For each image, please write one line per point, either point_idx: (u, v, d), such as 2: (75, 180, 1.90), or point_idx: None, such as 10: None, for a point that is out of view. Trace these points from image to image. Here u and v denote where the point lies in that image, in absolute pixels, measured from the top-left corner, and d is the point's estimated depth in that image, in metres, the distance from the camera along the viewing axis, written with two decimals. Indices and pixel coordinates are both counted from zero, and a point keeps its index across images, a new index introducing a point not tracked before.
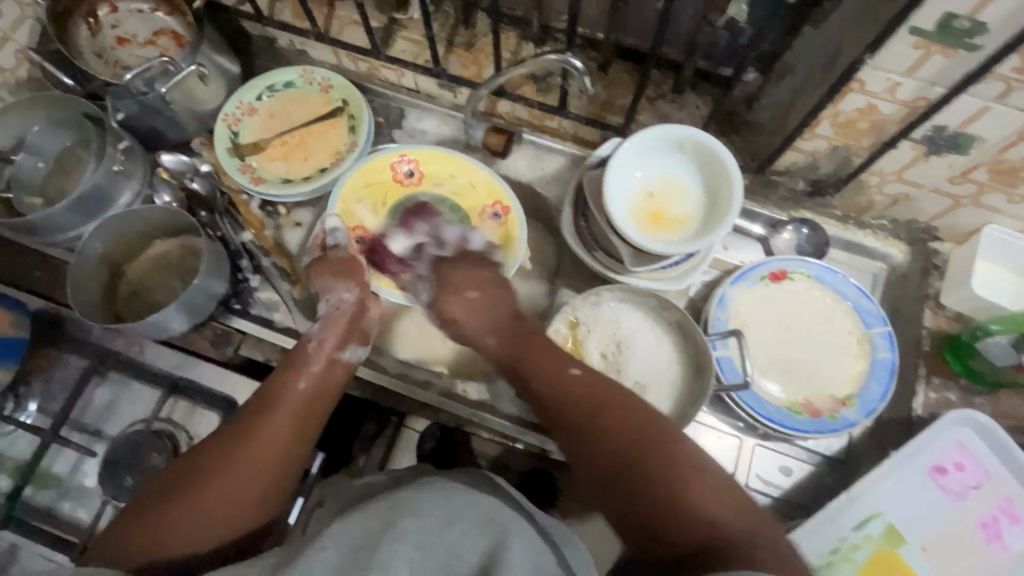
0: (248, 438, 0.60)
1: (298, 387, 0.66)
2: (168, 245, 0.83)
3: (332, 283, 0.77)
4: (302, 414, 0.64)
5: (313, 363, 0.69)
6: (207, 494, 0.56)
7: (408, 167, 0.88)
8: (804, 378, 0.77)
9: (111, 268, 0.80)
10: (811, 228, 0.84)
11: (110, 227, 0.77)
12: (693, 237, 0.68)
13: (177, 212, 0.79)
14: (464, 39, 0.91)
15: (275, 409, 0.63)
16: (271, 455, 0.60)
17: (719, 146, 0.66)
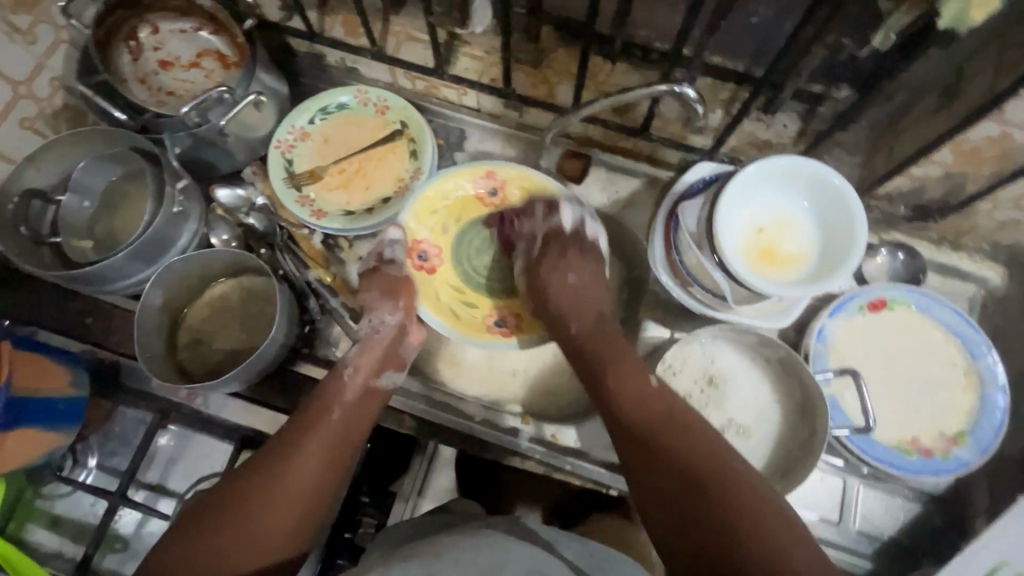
0: (281, 462, 0.57)
1: (332, 414, 0.63)
2: (229, 288, 0.79)
3: (377, 300, 0.73)
4: (337, 438, 0.61)
5: (346, 390, 0.66)
6: (242, 522, 0.53)
7: (493, 185, 0.80)
8: (912, 415, 0.74)
9: (171, 314, 0.76)
10: (907, 252, 0.80)
11: (172, 274, 0.72)
12: (810, 277, 0.64)
13: (242, 253, 0.75)
14: (530, 55, 0.83)
15: (313, 433, 0.60)
16: (310, 482, 0.57)
17: (841, 180, 0.62)
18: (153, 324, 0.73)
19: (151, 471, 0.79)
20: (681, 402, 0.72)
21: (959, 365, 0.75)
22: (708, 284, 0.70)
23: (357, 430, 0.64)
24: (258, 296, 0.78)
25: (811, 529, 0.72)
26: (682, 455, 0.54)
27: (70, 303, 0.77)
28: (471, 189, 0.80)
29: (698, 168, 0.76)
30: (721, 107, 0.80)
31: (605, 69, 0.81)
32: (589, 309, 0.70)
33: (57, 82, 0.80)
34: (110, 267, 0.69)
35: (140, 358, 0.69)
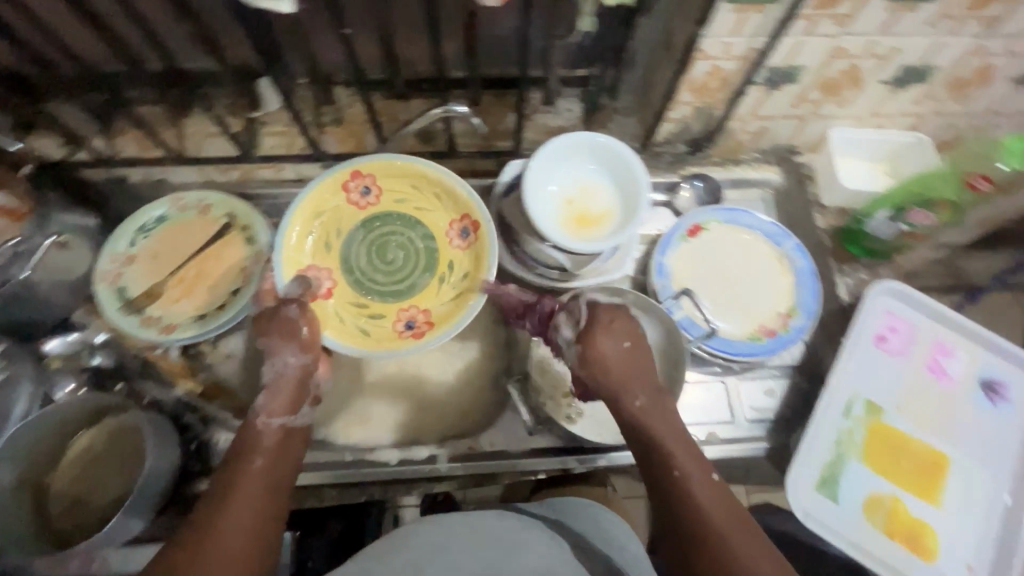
0: (205, 530, 0.50)
1: (255, 463, 0.55)
2: (90, 437, 0.74)
3: (280, 343, 0.64)
4: (267, 498, 0.54)
5: (265, 439, 0.58)
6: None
7: (364, 184, 0.78)
8: (753, 308, 0.85)
9: (32, 489, 0.70)
10: (703, 180, 0.94)
11: (17, 447, 0.66)
12: (620, 226, 0.73)
13: (94, 398, 0.70)
14: (332, 116, 0.89)
15: (241, 488, 0.53)
16: (245, 536, 0.51)
17: (611, 139, 0.72)
18: (13, 508, 0.67)
19: None
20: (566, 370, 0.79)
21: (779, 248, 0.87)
22: (549, 261, 0.78)
23: (285, 477, 0.57)
24: (127, 434, 0.74)
25: (714, 434, 0.82)
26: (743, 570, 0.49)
27: None
28: (343, 197, 0.78)
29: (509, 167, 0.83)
30: (511, 110, 0.89)
31: (400, 108, 0.87)
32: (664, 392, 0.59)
33: None
34: None
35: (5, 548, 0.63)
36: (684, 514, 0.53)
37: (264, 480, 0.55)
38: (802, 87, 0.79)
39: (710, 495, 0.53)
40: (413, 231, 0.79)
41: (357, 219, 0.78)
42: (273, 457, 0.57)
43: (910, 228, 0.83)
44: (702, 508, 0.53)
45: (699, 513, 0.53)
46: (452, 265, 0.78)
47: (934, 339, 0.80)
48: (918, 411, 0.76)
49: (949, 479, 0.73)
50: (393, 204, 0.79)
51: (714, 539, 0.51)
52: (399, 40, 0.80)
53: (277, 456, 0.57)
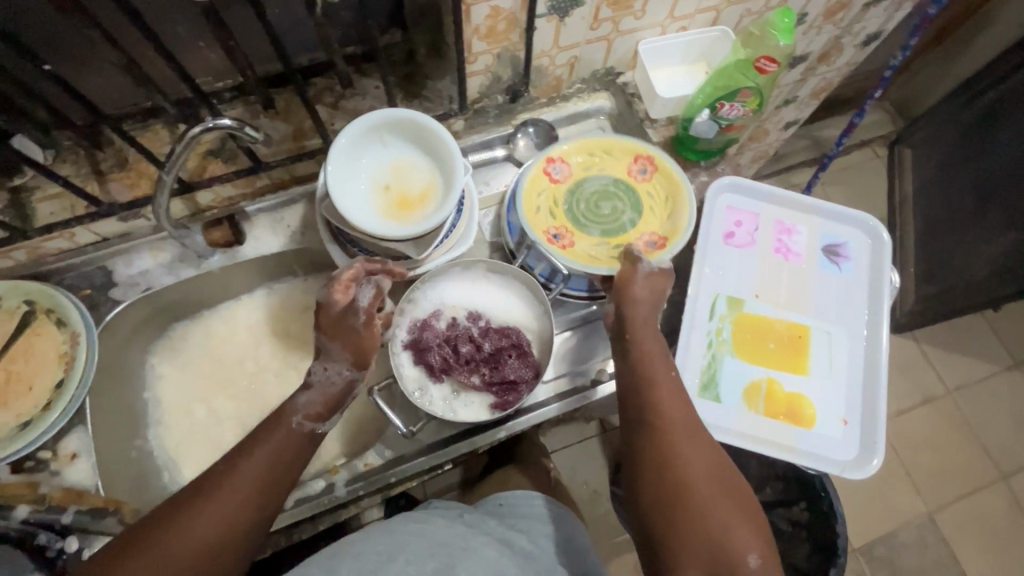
0: (205, 493, 0.54)
1: (260, 452, 0.58)
2: None
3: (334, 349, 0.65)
4: (264, 488, 0.56)
5: (282, 436, 0.60)
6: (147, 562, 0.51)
7: (560, 164, 0.84)
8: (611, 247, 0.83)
9: None
10: (535, 124, 0.91)
11: None
12: (444, 199, 0.69)
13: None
14: (111, 160, 0.78)
15: (240, 473, 0.56)
16: (224, 519, 0.53)
17: (408, 113, 0.68)
18: None
19: None
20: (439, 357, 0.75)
21: (673, 184, 0.82)
22: (388, 252, 0.74)
23: (284, 476, 0.59)
24: None
25: (604, 371, 0.81)
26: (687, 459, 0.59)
27: None
28: (413, 178, 0.71)
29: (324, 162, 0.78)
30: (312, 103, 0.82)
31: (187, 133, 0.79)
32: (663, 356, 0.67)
33: None
34: None
35: None
36: (653, 407, 0.63)
37: (262, 470, 0.57)
38: (591, 8, 0.77)
39: (684, 418, 0.62)
40: (630, 201, 0.83)
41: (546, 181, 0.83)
42: (279, 457, 0.59)
43: (728, 124, 0.85)
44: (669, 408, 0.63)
45: (663, 409, 0.63)
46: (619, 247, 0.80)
47: (774, 220, 0.84)
48: (774, 293, 0.80)
49: (812, 346, 0.77)
50: (560, 190, 0.83)
51: (669, 432, 0.61)
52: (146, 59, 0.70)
53: (282, 457, 0.59)
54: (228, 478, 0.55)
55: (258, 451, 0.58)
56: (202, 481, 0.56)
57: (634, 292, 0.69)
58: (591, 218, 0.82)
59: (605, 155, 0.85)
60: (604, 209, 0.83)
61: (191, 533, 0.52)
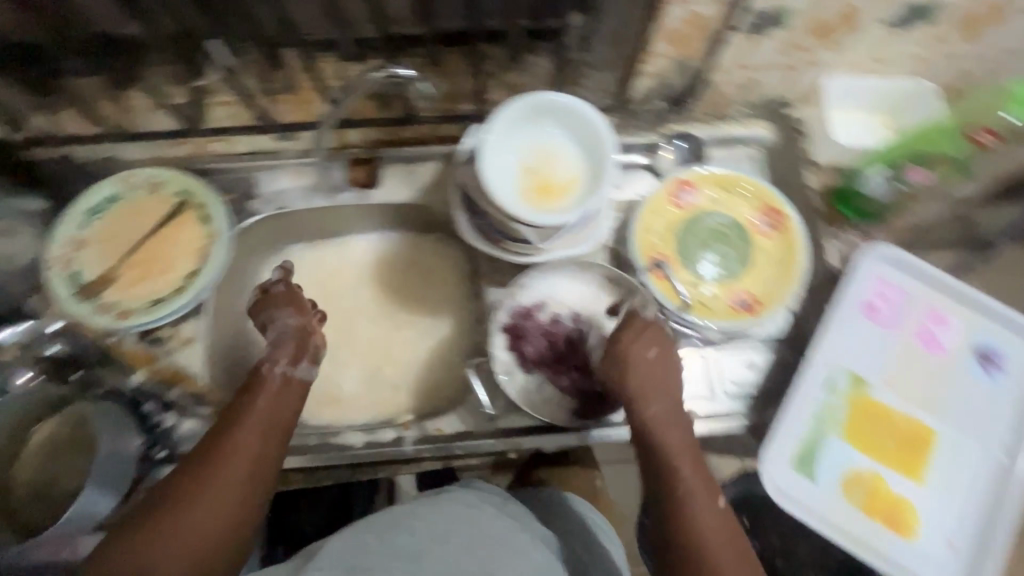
0: (210, 466, 0.57)
1: (253, 410, 0.62)
2: (51, 428, 0.74)
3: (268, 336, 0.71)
4: (267, 443, 0.61)
5: (262, 395, 0.64)
6: (178, 521, 0.53)
7: (688, 192, 0.83)
8: (735, 281, 0.80)
9: None
10: (686, 139, 0.87)
11: None
12: (584, 197, 0.67)
13: (40, 386, 0.72)
14: (282, 83, 0.81)
15: (236, 439, 0.59)
16: (235, 485, 0.56)
17: (576, 104, 0.67)
18: None
19: None
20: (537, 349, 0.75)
21: (792, 249, 0.80)
22: (512, 233, 0.73)
23: (280, 429, 0.63)
24: (85, 423, 0.74)
25: (690, 410, 0.78)
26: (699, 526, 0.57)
27: None
28: (560, 167, 0.69)
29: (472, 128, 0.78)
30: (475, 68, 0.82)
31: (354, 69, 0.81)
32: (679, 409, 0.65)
33: None
34: None
35: None
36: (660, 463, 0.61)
37: (259, 434, 0.61)
38: (790, 32, 0.71)
39: (701, 481, 0.60)
40: (744, 254, 0.81)
41: (669, 205, 0.83)
42: (271, 413, 0.63)
43: (906, 188, 0.79)
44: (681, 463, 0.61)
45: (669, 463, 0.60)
46: (717, 293, 0.79)
47: (926, 306, 0.75)
48: (904, 384, 0.72)
49: (935, 454, 0.70)
50: (681, 219, 0.82)
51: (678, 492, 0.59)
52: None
53: (272, 412, 0.63)
54: (227, 447, 0.59)
55: (251, 417, 0.62)
56: (206, 454, 0.58)
57: (635, 355, 0.66)
58: (699, 256, 0.81)
59: (736, 197, 0.83)
60: (712, 250, 0.82)
61: (207, 501, 0.54)
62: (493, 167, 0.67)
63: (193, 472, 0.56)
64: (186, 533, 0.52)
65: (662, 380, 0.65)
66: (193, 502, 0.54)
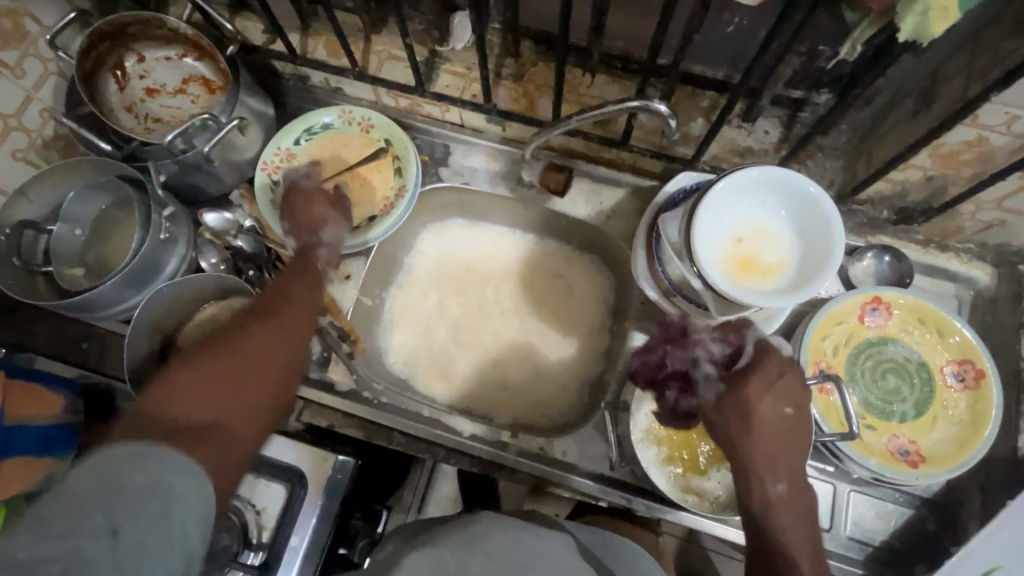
0: (263, 331, 0.60)
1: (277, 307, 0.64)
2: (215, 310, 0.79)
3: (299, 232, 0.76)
4: (292, 330, 0.63)
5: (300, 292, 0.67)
6: (204, 381, 0.54)
7: (880, 310, 0.75)
8: (896, 424, 0.73)
9: (162, 340, 0.77)
10: (894, 256, 0.79)
11: (158, 301, 0.74)
12: (786, 288, 0.63)
13: (227, 278, 0.77)
14: (512, 69, 0.85)
15: (285, 314, 0.64)
16: (285, 357, 0.60)
17: (816, 190, 0.62)
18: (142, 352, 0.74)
19: None
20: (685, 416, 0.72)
21: (980, 412, 0.71)
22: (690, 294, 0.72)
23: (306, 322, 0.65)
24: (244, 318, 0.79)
25: None
26: None
27: (73, 328, 0.79)
28: (770, 249, 0.65)
29: (681, 177, 0.78)
30: (701, 115, 0.80)
31: (585, 81, 0.81)
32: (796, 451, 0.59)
33: (47, 112, 0.80)
34: (101, 297, 0.71)
35: None
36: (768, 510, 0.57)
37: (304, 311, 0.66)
38: None
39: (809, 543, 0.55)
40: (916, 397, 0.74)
41: (853, 317, 0.75)
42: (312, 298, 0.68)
43: None
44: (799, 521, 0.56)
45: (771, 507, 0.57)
46: (874, 429, 0.73)
47: None
48: None
49: None
50: (859, 336, 0.75)
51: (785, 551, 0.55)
52: (612, 9, 0.72)
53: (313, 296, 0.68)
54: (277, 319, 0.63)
55: (295, 297, 0.66)
56: (253, 323, 0.61)
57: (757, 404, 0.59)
58: (866, 382, 0.75)
59: (932, 334, 0.75)
60: (884, 382, 0.75)
61: (265, 366, 0.58)
62: (704, 227, 0.64)
63: (245, 333, 0.60)
64: (208, 394, 0.53)
65: (793, 437, 0.59)
66: (251, 361, 0.57)
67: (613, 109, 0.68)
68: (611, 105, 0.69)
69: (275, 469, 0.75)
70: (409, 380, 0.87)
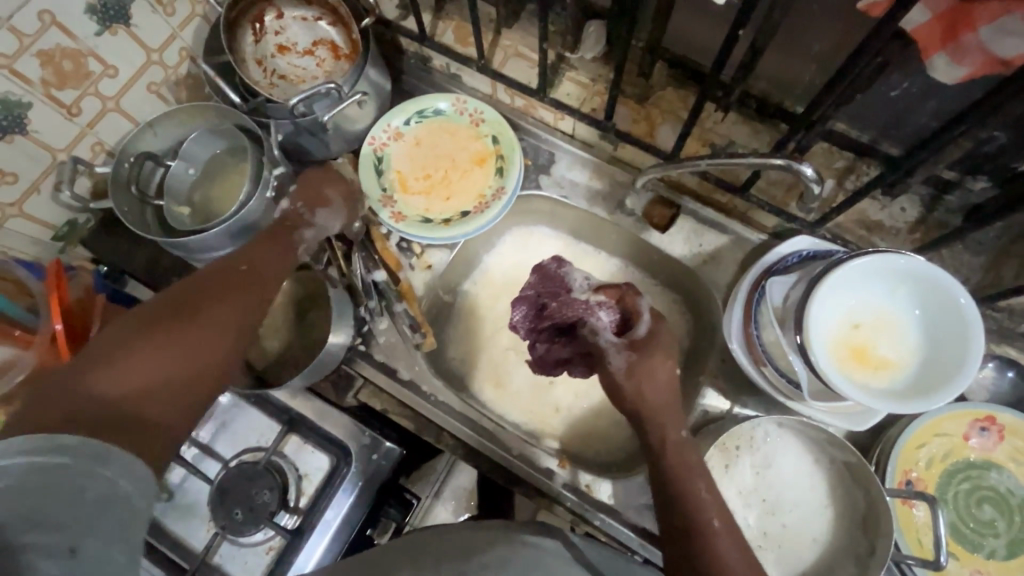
0: (233, 290, 0.58)
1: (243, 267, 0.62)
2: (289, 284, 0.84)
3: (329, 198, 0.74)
4: (256, 287, 0.61)
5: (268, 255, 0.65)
6: (135, 352, 0.48)
7: (989, 431, 0.68)
8: (988, 560, 0.66)
9: None
10: (1020, 373, 0.71)
11: None
12: (900, 391, 0.58)
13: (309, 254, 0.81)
14: (638, 90, 0.81)
15: (256, 274, 0.62)
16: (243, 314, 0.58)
17: (961, 294, 0.56)
18: None
19: (204, 429, 0.79)
20: (744, 508, 0.68)
21: None
22: (784, 366, 0.66)
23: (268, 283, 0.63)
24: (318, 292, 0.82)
25: None
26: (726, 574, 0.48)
27: (166, 261, 0.82)
28: (889, 344, 0.60)
29: (795, 241, 0.73)
30: (833, 176, 0.74)
31: (715, 116, 0.77)
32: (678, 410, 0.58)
33: (185, 52, 0.83)
34: (203, 243, 0.73)
35: None
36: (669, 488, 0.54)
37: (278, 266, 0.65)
38: None
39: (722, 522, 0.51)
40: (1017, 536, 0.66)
41: (957, 431, 0.68)
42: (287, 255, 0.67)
43: None
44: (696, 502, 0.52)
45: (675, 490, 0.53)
46: (959, 559, 0.66)
47: None
48: None
49: None
50: (960, 454, 0.68)
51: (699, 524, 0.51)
52: (768, 50, 0.66)
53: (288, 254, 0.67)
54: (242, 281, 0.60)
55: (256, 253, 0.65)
56: (215, 283, 0.58)
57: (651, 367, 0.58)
58: (957, 505, 0.67)
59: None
60: (978, 511, 0.67)
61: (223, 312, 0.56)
62: (821, 306, 0.59)
63: (208, 289, 0.57)
64: (154, 362, 0.49)
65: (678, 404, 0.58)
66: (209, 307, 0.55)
67: (744, 162, 0.63)
68: (748, 156, 0.65)
69: (322, 439, 0.77)
70: (465, 379, 0.86)
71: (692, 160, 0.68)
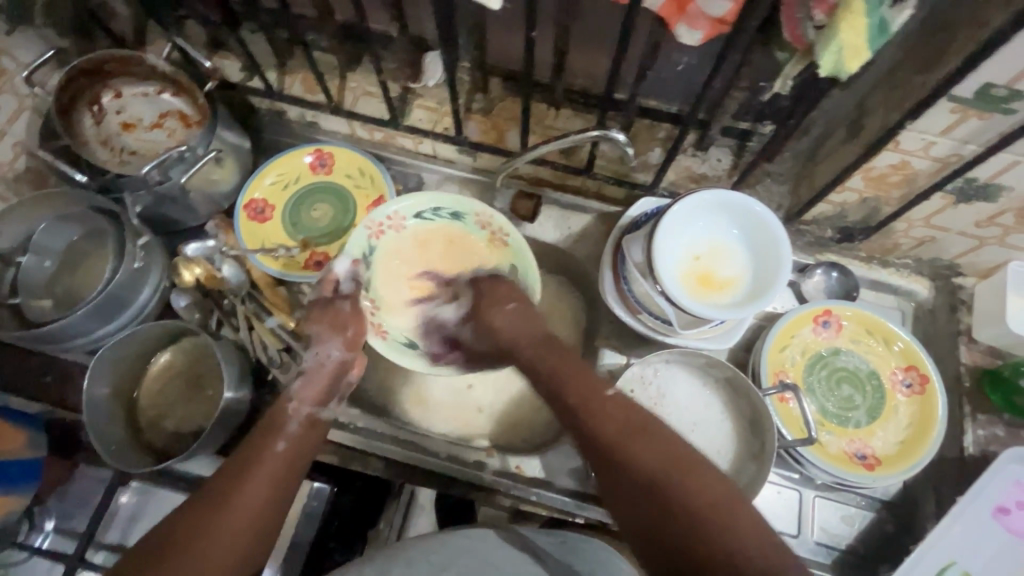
0: (244, 480, 0.58)
1: (277, 447, 0.62)
2: (170, 356, 0.79)
3: (326, 334, 0.72)
4: (273, 472, 0.60)
5: (292, 423, 0.65)
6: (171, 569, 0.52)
7: (832, 322, 0.80)
8: (853, 431, 0.77)
9: (125, 402, 0.76)
10: (840, 272, 0.85)
11: (120, 346, 0.73)
12: (743, 300, 0.68)
13: (178, 322, 0.75)
14: (481, 104, 0.89)
15: (260, 463, 0.60)
16: (258, 502, 0.57)
17: (763, 209, 0.68)
18: (107, 414, 0.73)
19: (112, 531, 0.77)
20: None
21: (928, 417, 0.76)
22: (655, 309, 0.74)
23: (300, 465, 0.63)
24: (206, 355, 0.79)
25: None
26: (651, 462, 0.54)
27: (33, 363, 0.77)
28: (725, 264, 0.70)
29: (640, 204, 0.82)
30: (658, 146, 0.86)
31: (549, 114, 0.87)
32: (536, 328, 0.70)
33: (20, 147, 0.81)
34: (68, 327, 0.70)
35: (102, 451, 0.69)
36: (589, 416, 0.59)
37: (282, 464, 0.61)
38: (996, 208, 0.68)
39: (627, 412, 0.58)
40: (869, 403, 0.78)
41: (808, 330, 0.80)
42: (294, 443, 0.63)
43: None
44: (620, 421, 0.57)
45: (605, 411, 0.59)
46: (832, 435, 0.77)
47: None
48: None
49: None
50: (817, 348, 0.80)
51: (645, 432, 0.56)
52: (572, 49, 0.78)
53: (298, 442, 0.64)
54: (250, 470, 0.59)
55: (268, 437, 0.63)
56: (228, 472, 0.59)
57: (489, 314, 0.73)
58: (822, 391, 0.79)
59: (879, 343, 0.79)
60: (838, 390, 0.79)
61: (224, 535, 0.55)
62: (664, 246, 0.69)
63: (223, 481, 0.58)
64: None
65: (524, 306, 0.73)
66: (207, 534, 0.54)
67: (570, 141, 0.73)
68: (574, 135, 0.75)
69: None
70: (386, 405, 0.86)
71: (530, 147, 0.76)
